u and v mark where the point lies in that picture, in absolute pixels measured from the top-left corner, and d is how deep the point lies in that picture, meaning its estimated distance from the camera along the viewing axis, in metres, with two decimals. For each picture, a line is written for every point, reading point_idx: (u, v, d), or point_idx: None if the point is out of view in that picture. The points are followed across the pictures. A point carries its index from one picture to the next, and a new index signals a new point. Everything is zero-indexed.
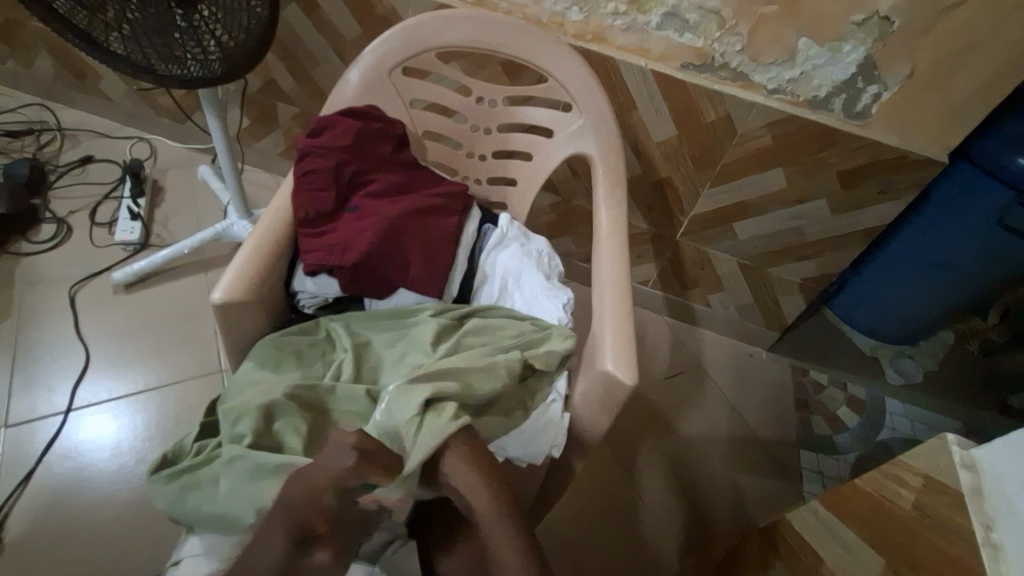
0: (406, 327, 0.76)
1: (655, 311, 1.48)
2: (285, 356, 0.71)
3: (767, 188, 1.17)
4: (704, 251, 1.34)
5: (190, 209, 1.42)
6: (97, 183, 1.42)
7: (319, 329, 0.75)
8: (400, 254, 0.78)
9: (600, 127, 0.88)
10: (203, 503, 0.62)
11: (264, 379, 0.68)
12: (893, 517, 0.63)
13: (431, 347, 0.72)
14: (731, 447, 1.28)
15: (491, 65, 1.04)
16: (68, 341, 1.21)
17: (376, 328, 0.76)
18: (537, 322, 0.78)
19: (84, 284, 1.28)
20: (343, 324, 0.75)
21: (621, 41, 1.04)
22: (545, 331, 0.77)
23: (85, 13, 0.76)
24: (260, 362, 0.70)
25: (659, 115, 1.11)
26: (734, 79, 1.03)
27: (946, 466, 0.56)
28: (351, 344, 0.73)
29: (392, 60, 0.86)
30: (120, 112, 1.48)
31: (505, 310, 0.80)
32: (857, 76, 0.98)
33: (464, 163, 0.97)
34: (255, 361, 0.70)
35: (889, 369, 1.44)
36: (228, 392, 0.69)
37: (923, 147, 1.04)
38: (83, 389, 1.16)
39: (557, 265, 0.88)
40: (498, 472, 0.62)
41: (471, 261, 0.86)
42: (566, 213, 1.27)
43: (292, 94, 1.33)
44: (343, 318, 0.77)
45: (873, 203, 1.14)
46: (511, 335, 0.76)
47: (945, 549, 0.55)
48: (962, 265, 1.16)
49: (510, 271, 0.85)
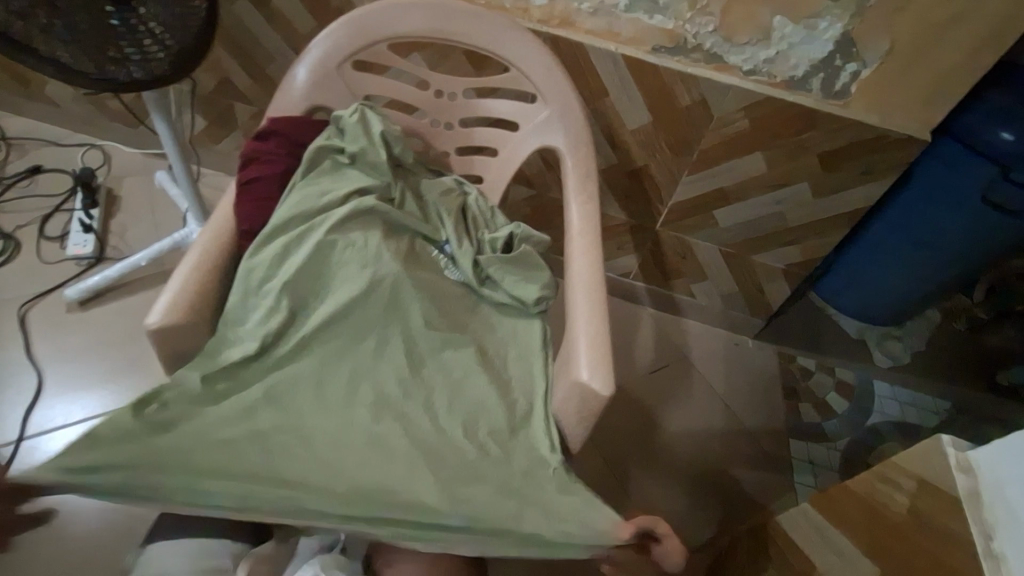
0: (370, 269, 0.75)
1: (638, 303, 1.46)
2: (494, 272, 0.81)
3: (747, 173, 1.13)
4: (686, 241, 1.31)
5: (147, 218, 1.35)
6: (47, 195, 1.35)
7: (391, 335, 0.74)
8: (323, 151, 0.79)
9: (568, 118, 0.85)
10: (499, 288, 0.82)
11: (466, 244, 0.82)
12: (884, 520, 0.60)
13: (368, 251, 0.76)
14: (713, 441, 1.29)
15: (452, 56, 0.98)
16: (20, 364, 1.14)
17: (489, 290, 0.82)
18: (451, 260, 0.83)
19: (35, 303, 1.21)
20: (409, 299, 0.75)
21: (589, 25, 1.00)
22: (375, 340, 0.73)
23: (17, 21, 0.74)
24: (506, 284, 0.81)
25: (632, 101, 1.07)
26: (708, 61, 0.99)
27: (940, 469, 0.53)
28: (495, 287, 0.82)
29: (340, 54, 0.81)
30: (68, 117, 1.40)
31: (434, 235, 0.83)
32: (835, 54, 0.94)
33: (426, 173, 0.88)
34: (485, 271, 0.82)
35: (877, 353, 1.45)
36: (506, 275, 0.81)
37: (904, 125, 1.01)
38: (37, 414, 1.10)
39: (546, 290, 0.81)
40: (345, 265, 0.75)
41: (474, 259, 0.82)
42: (542, 206, 1.23)
43: (248, 92, 1.26)
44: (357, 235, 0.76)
45: (856, 184, 1.10)
46: (420, 226, 0.81)
47: (904, 555, 0.56)
48: (947, 245, 1.16)
49: (497, 266, 0.81)
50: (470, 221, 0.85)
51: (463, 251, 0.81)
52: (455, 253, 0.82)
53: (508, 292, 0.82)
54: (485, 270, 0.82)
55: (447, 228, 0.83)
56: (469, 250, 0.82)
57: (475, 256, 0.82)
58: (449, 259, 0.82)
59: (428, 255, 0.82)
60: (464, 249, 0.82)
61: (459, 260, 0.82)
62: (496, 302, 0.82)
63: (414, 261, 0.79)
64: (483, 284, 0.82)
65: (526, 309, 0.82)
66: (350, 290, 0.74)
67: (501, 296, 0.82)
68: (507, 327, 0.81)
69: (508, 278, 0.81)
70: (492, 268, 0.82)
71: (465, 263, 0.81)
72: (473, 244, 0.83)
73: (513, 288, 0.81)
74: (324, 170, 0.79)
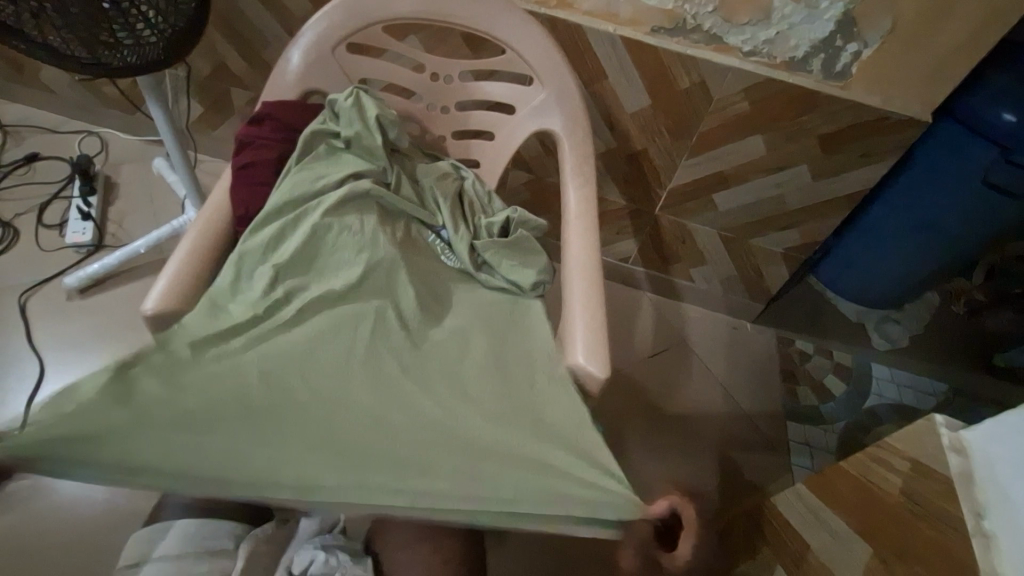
0: (364, 254, 0.75)
1: (638, 288, 1.46)
2: (490, 255, 0.81)
3: (747, 155, 1.13)
4: (685, 225, 1.30)
5: (146, 206, 1.35)
6: (45, 183, 1.34)
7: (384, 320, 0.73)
8: (317, 136, 0.78)
9: (565, 101, 0.84)
10: (496, 272, 0.82)
11: (462, 229, 0.82)
12: (879, 501, 0.60)
13: (366, 237, 0.76)
14: (711, 424, 1.30)
15: (449, 38, 0.97)
16: (22, 351, 1.15)
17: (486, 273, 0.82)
18: (447, 244, 0.83)
19: (35, 291, 1.21)
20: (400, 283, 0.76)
21: (587, 6, 0.99)
22: (372, 323, 0.72)
23: (12, 10, 0.72)
24: (503, 268, 0.81)
25: (631, 84, 1.06)
26: (708, 42, 0.98)
27: (934, 450, 0.53)
28: (491, 270, 0.82)
29: (334, 36, 0.81)
30: (64, 104, 1.39)
31: (430, 219, 0.83)
32: (836, 33, 0.92)
33: (423, 158, 0.87)
34: (481, 255, 0.81)
35: (876, 336, 1.46)
36: (502, 259, 0.81)
37: (905, 107, 1.00)
38: (40, 401, 1.11)
39: (542, 275, 0.81)
40: (343, 250, 0.75)
41: (471, 244, 0.82)
42: (541, 190, 1.22)
43: (244, 77, 1.25)
44: (351, 219, 0.76)
45: (856, 166, 1.10)
46: (414, 210, 0.81)
47: (897, 536, 0.57)
48: (947, 227, 1.15)
49: (493, 250, 0.81)
50: (467, 205, 0.85)
51: (458, 235, 0.81)
52: (451, 237, 0.82)
53: (505, 274, 0.81)
54: (481, 253, 0.82)
55: (442, 212, 0.83)
56: (464, 235, 0.82)
57: (472, 240, 0.82)
58: (446, 243, 0.83)
59: (424, 240, 0.83)
60: (460, 232, 0.82)
61: (456, 244, 0.82)
62: (494, 286, 0.82)
63: (410, 248, 0.79)
64: (479, 267, 0.82)
65: (523, 293, 0.81)
66: (345, 275, 0.74)
67: (498, 280, 0.82)
68: (502, 310, 0.81)
69: (505, 262, 0.81)
70: (488, 253, 0.81)
71: (461, 246, 0.81)
72: (470, 227, 0.83)
73: (509, 272, 0.81)
74: (319, 155, 0.79)
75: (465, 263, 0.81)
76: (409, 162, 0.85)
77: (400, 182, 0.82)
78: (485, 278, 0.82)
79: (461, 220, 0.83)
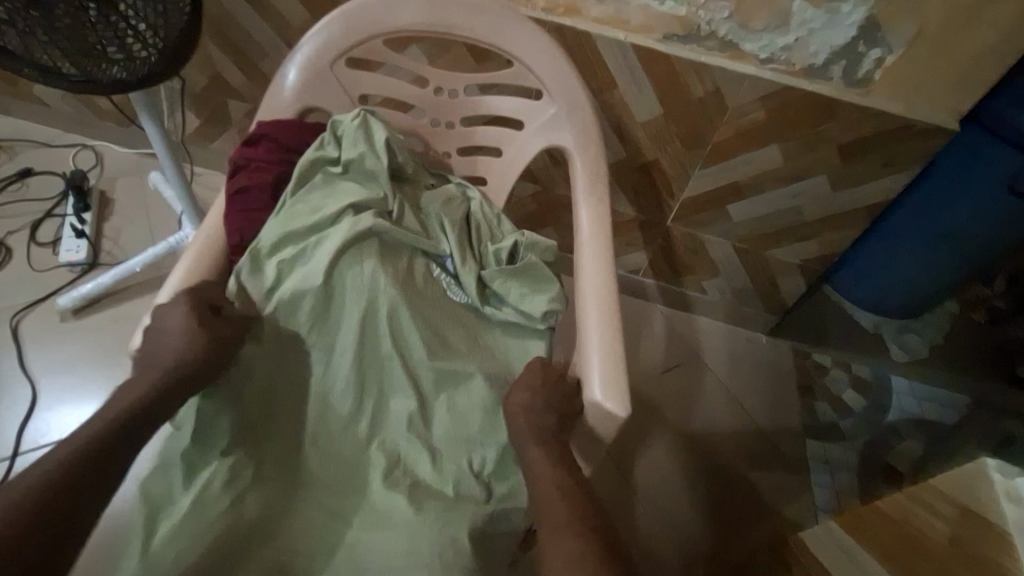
0: (368, 289, 0.70)
1: (649, 300, 1.42)
2: (501, 284, 0.77)
3: (764, 165, 1.08)
4: (698, 236, 1.26)
5: (142, 221, 1.32)
6: (39, 199, 1.31)
7: (388, 366, 0.70)
8: (316, 162, 0.74)
9: (576, 115, 0.80)
10: (508, 300, 0.77)
11: (466, 261, 0.77)
12: (922, 549, 0.56)
13: (365, 276, 0.70)
14: (725, 442, 1.26)
15: (452, 49, 0.94)
16: (13, 374, 1.11)
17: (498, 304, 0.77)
18: (453, 276, 0.78)
19: (28, 312, 1.18)
20: (404, 316, 0.71)
21: (595, 13, 0.95)
22: (375, 366, 0.70)
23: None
24: (514, 298, 0.76)
25: (642, 93, 1.02)
26: (723, 49, 0.94)
27: (986, 499, 0.50)
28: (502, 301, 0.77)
29: (332, 50, 0.77)
30: (58, 117, 1.36)
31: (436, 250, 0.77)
32: (858, 39, 0.88)
33: (429, 177, 0.83)
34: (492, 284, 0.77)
35: (893, 347, 1.39)
36: (513, 288, 0.77)
37: (931, 113, 0.95)
38: (31, 428, 1.07)
39: (555, 303, 0.75)
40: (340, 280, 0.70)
41: (478, 275, 0.77)
42: (548, 202, 1.18)
43: (242, 89, 1.21)
44: (353, 252, 0.70)
45: (879, 175, 1.05)
46: (417, 243, 0.76)
47: None
48: (973, 236, 1.09)
49: (502, 279, 0.77)
50: (473, 232, 0.81)
51: (463, 267, 0.77)
52: (455, 269, 0.77)
53: (513, 305, 0.77)
54: (491, 282, 0.77)
55: (446, 242, 0.78)
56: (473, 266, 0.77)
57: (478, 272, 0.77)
58: (452, 278, 0.78)
59: (429, 274, 0.77)
60: (466, 262, 0.77)
61: (460, 277, 0.77)
62: (506, 319, 0.77)
63: (415, 278, 0.74)
64: (487, 298, 0.78)
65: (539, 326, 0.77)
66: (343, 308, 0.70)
67: (511, 310, 0.77)
68: (512, 343, 0.77)
69: (515, 290, 0.77)
70: (499, 280, 0.77)
71: (467, 277, 0.76)
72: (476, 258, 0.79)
73: (520, 302, 0.76)
74: (315, 186, 0.74)
75: (473, 297, 0.76)
76: (415, 185, 0.81)
77: (403, 212, 0.76)
78: (495, 310, 0.77)
79: (466, 251, 0.78)
